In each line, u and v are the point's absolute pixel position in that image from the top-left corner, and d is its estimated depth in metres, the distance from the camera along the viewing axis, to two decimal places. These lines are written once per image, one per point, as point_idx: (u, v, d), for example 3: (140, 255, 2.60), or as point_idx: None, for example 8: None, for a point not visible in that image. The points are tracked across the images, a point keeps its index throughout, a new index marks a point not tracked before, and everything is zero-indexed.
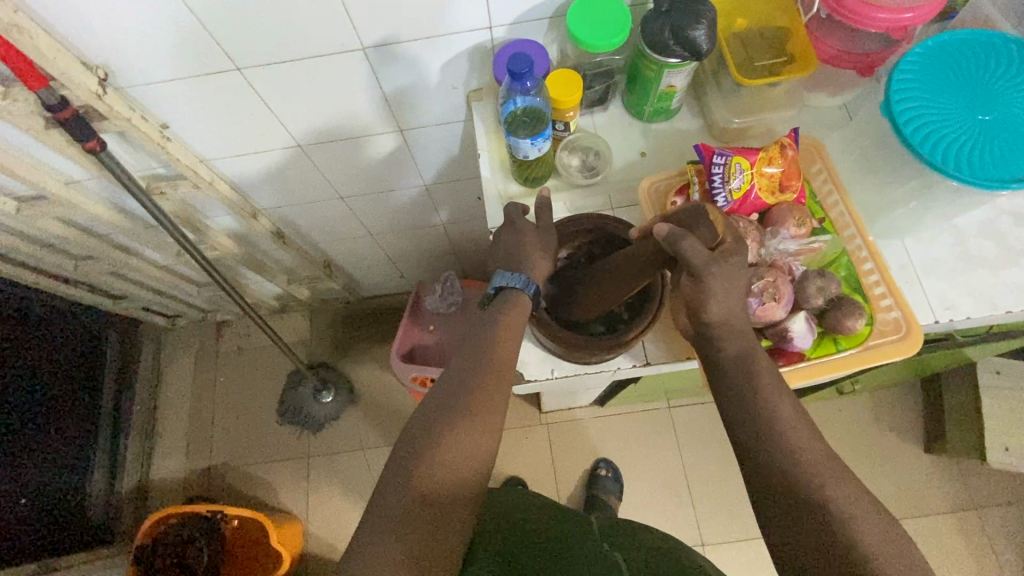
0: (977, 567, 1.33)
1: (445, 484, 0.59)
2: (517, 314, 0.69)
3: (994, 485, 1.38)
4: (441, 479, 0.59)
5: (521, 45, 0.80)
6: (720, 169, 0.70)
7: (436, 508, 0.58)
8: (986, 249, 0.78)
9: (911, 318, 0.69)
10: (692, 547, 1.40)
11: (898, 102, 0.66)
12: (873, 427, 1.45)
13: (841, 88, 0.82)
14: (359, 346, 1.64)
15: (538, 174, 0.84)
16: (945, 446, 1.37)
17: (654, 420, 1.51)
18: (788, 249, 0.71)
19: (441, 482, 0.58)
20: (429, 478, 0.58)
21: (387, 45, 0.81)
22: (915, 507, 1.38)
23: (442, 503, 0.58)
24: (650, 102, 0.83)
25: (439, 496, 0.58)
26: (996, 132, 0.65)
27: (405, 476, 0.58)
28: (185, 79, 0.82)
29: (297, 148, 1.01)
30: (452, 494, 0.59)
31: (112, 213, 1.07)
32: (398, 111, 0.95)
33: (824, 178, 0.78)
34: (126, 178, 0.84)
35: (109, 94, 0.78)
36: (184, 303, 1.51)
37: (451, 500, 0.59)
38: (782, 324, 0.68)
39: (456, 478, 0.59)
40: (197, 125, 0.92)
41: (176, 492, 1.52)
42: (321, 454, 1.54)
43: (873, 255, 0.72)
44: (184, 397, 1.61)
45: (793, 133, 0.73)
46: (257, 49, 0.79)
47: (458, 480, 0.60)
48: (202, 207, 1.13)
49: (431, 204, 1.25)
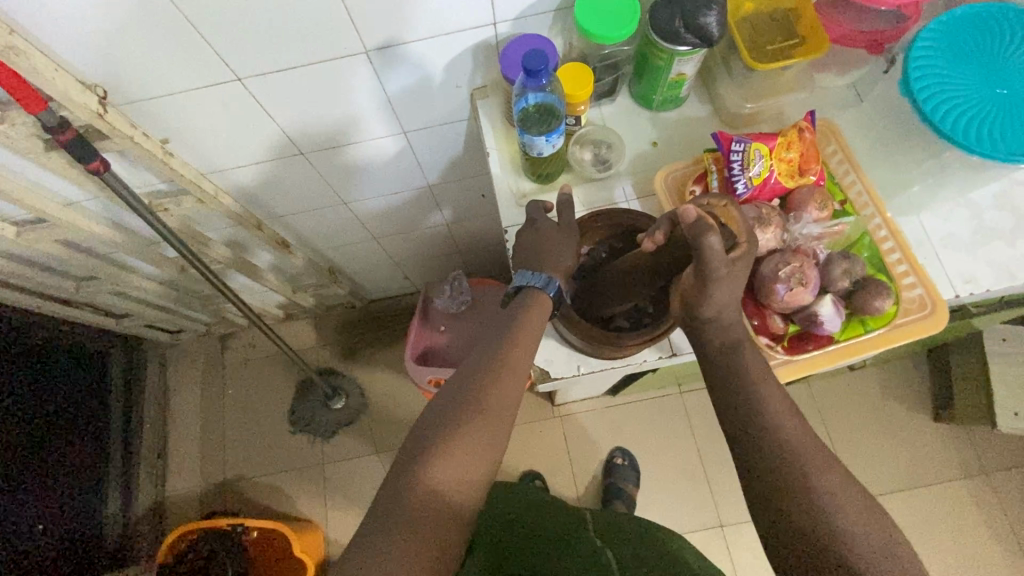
0: (992, 531, 1.35)
1: (451, 487, 0.56)
2: (539, 313, 0.69)
3: (1004, 450, 1.40)
4: (447, 481, 0.56)
5: (528, 40, 0.78)
6: (739, 156, 0.72)
7: (441, 512, 0.55)
8: (1001, 221, 0.78)
9: (935, 294, 0.71)
10: (711, 529, 1.41)
11: (916, 80, 0.67)
12: (883, 400, 1.46)
13: (849, 68, 0.82)
14: (367, 350, 1.63)
15: (551, 170, 0.84)
16: (955, 414, 1.38)
17: (667, 406, 1.51)
18: (812, 232, 0.72)
19: (447, 485, 0.56)
20: (435, 480, 0.56)
21: (390, 47, 0.80)
22: (929, 476, 1.40)
23: (448, 507, 0.55)
24: (660, 91, 0.82)
25: (445, 500, 0.56)
26: (1014, 106, 0.66)
27: (409, 478, 0.56)
28: (185, 92, 0.80)
29: (299, 156, 1.00)
30: (458, 497, 0.56)
31: (113, 232, 1.05)
32: (402, 113, 0.94)
33: (839, 159, 0.79)
34: (131, 198, 0.81)
35: (109, 113, 0.77)
36: (187, 317, 1.49)
37: (457, 505, 0.56)
38: (811, 309, 0.70)
39: (462, 481, 0.57)
40: (198, 138, 0.90)
41: (192, 508, 1.51)
42: (336, 460, 1.53)
43: (894, 233, 0.74)
44: (194, 412, 1.59)
45: (809, 117, 0.76)
46: (257, 58, 0.77)
47: (464, 482, 0.57)
48: (204, 220, 1.11)
49: (435, 204, 1.23)
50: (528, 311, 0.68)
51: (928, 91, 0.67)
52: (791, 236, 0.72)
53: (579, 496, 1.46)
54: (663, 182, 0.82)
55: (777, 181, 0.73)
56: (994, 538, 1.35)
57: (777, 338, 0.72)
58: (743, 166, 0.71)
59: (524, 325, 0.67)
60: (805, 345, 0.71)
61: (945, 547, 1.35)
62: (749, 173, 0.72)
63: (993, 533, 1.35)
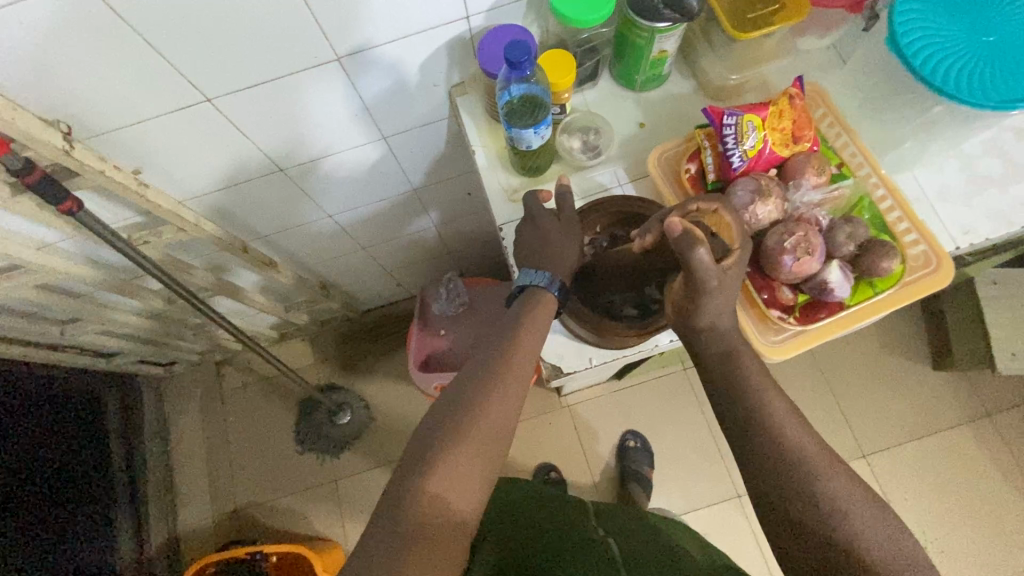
0: (998, 471, 1.38)
1: (454, 497, 0.55)
2: (543, 311, 0.67)
3: (1002, 390, 1.43)
4: (450, 491, 0.55)
5: (505, 30, 0.76)
6: (732, 130, 0.71)
7: (443, 524, 0.54)
8: (993, 167, 0.78)
9: (938, 249, 0.71)
10: (728, 500, 1.42)
11: (903, 35, 0.67)
12: (883, 354, 1.48)
13: (829, 29, 0.82)
14: (368, 361, 1.61)
15: (541, 163, 0.82)
16: (953, 361, 1.40)
17: (673, 384, 1.51)
18: (813, 199, 0.72)
19: (450, 495, 0.55)
20: (439, 490, 0.54)
21: (362, 52, 0.77)
22: (933, 424, 1.42)
23: (452, 517, 0.54)
24: (643, 70, 0.81)
25: (451, 511, 0.54)
26: (1002, 52, 0.66)
27: (411, 487, 0.54)
28: (154, 119, 0.77)
29: (279, 173, 0.96)
30: (461, 508, 0.55)
31: (93, 270, 1.01)
32: (381, 119, 0.91)
33: (830, 122, 0.79)
34: (110, 234, 0.78)
35: (77, 149, 0.74)
36: (179, 348, 1.45)
37: (460, 516, 0.55)
38: (820, 277, 0.69)
39: (465, 491, 0.56)
40: (172, 165, 0.86)
41: (207, 541, 1.47)
42: (348, 476, 1.51)
43: (891, 191, 0.75)
44: (197, 443, 1.56)
45: (797, 82, 0.75)
46: (226, 76, 0.74)
47: (469, 491, 0.56)
48: (187, 248, 1.08)
49: (422, 208, 1.21)
50: (534, 310, 0.67)
51: (915, 44, 0.66)
52: (792, 206, 0.71)
53: (596, 483, 1.46)
54: (657, 163, 0.81)
55: (772, 151, 0.72)
56: (1002, 477, 1.37)
57: (788, 310, 0.72)
58: (737, 140, 0.71)
59: (533, 325, 0.66)
60: (817, 314, 0.71)
61: (956, 492, 1.37)
62: (743, 145, 0.71)
63: (999, 472, 1.38)
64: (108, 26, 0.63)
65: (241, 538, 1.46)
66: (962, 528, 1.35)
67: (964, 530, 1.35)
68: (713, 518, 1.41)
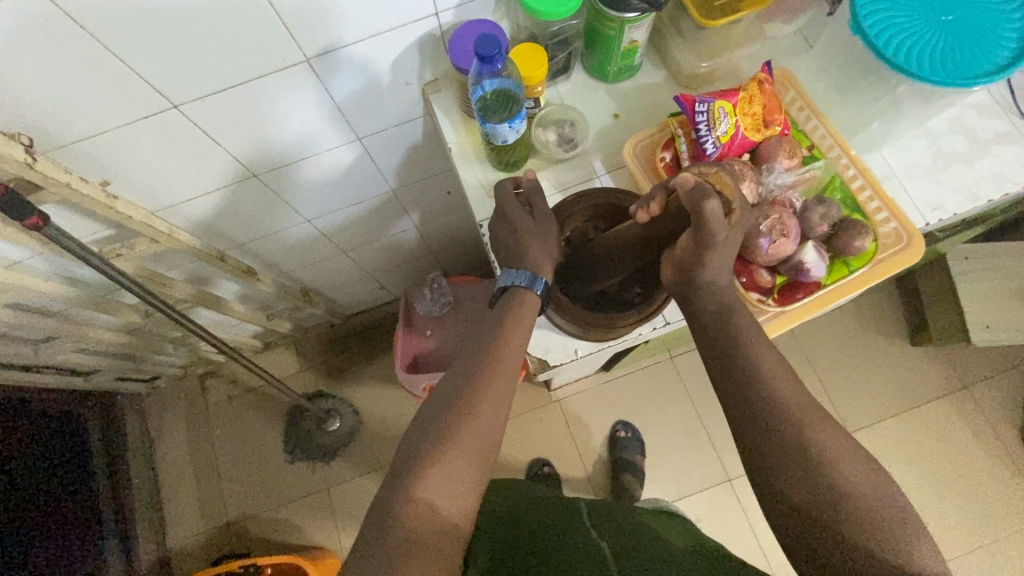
0: (975, 440, 1.42)
1: (443, 500, 0.55)
2: (526, 309, 0.67)
3: (975, 362, 1.47)
4: (439, 494, 0.55)
5: (475, 28, 0.76)
6: (705, 117, 0.72)
7: (435, 529, 0.54)
8: (958, 143, 0.80)
9: (909, 225, 0.73)
10: (720, 484, 1.43)
11: (866, 17, 0.68)
12: (862, 332, 1.51)
13: (793, 15, 0.84)
14: (355, 366, 1.59)
15: (517, 157, 0.82)
16: (929, 336, 1.43)
17: (661, 373, 1.53)
18: (785, 181, 0.74)
19: (438, 498, 0.55)
20: (429, 493, 0.54)
21: (332, 52, 0.76)
22: (912, 399, 1.45)
23: (445, 520, 0.54)
24: (614, 61, 0.81)
25: (442, 513, 0.54)
26: (961, 32, 0.67)
27: (400, 492, 0.54)
28: (120, 128, 0.75)
29: (252, 179, 0.95)
30: (453, 512, 0.55)
31: (68, 287, 0.99)
32: (354, 119, 0.90)
33: (799, 106, 0.81)
34: (79, 248, 0.74)
35: (40, 162, 0.72)
36: (160, 364, 1.42)
37: (452, 518, 0.55)
38: (796, 258, 0.71)
39: (457, 494, 0.55)
40: (142, 175, 0.85)
41: (199, 556, 1.45)
42: (339, 482, 1.49)
43: (861, 171, 0.77)
44: (184, 458, 1.53)
45: (766, 68, 0.76)
46: (192, 82, 0.73)
47: (461, 495, 0.56)
48: (161, 259, 1.05)
49: (400, 209, 1.20)
50: (517, 308, 0.67)
51: (877, 27, 0.68)
52: (767, 188, 0.73)
53: (588, 476, 1.47)
54: (632, 153, 0.82)
55: (744, 136, 0.74)
56: (981, 447, 1.41)
57: (766, 292, 0.73)
58: (709, 127, 0.72)
59: (516, 322, 0.66)
60: (795, 295, 0.73)
61: (937, 464, 1.41)
62: (716, 132, 0.72)
63: (977, 442, 1.42)
64: (65, 32, 0.61)
65: (234, 551, 1.44)
66: (944, 498, 1.38)
67: (946, 499, 1.38)
68: (706, 504, 1.42)
